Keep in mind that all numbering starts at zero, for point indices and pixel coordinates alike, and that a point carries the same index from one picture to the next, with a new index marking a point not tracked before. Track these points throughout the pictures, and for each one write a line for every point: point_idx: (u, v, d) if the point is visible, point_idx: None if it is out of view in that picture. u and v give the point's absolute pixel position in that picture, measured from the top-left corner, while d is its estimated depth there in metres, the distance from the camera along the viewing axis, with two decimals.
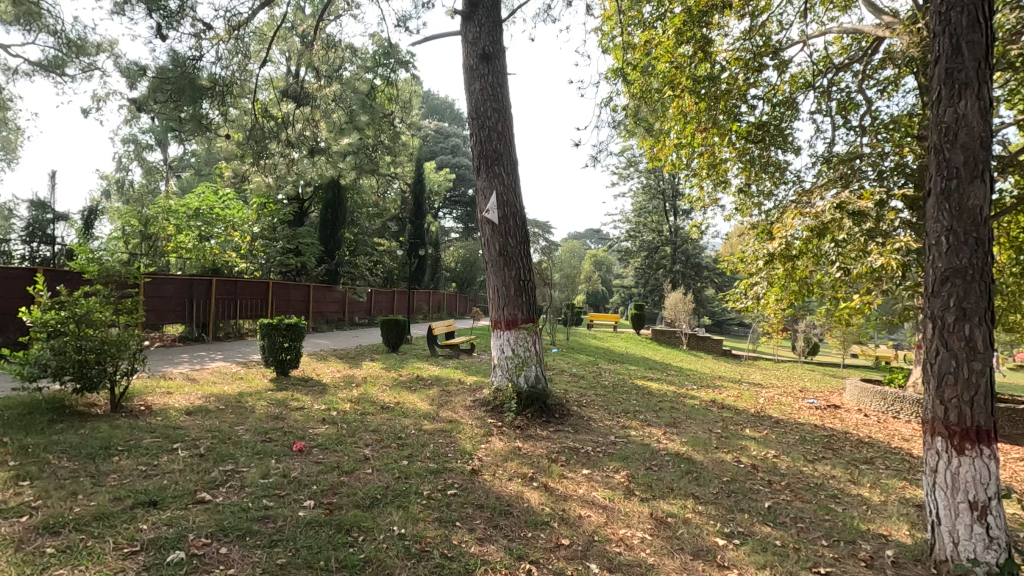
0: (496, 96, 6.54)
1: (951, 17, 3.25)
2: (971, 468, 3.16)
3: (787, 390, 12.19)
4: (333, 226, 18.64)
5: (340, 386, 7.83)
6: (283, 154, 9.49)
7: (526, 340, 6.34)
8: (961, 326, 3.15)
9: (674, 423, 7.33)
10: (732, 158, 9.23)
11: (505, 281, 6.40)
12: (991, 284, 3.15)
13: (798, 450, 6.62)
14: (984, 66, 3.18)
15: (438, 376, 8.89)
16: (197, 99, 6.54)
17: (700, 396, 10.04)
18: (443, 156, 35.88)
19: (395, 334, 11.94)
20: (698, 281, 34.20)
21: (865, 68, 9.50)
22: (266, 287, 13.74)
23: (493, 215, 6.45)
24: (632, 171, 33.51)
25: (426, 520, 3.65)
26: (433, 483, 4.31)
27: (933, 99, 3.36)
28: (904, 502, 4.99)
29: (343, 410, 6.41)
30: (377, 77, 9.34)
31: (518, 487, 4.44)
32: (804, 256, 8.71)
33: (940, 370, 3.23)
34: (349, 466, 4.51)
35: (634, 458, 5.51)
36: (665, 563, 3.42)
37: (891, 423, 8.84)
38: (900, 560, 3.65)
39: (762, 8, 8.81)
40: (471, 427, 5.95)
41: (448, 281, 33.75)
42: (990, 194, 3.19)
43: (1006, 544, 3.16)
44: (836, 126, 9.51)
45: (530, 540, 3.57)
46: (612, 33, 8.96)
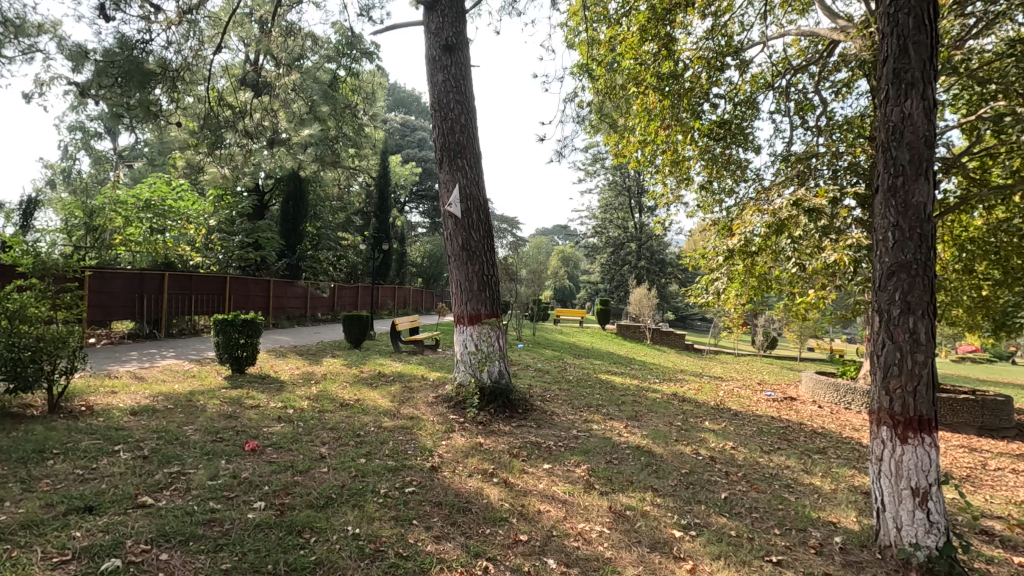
0: (459, 88, 6.42)
1: (898, 18, 3.31)
2: (913, 456, 3.25)
3: (746, 383, 12.53)
4: (294, 220, 18.14)
5: (299, 383, 7.61)
6: (240, 143, 9.21)
7: (489, 335, 6.24)
8: (905, 319, 3.24)
9: (636, 416, 7.40)
10: (695, 156, 9.39)
11: (467, 276, 6.29)
12: (934, 279, 3.24)
13: (755, 441, 6.77)
14: (930, 66, 3.26)
15: (401, 373, 8.76)
16: (146, 85, 6.16)
17: (663, 389, 10.22)
18: (410, 149, 35.43)
19: (358, 330, 11.69)
20: (662, 277, 34.72)
21: (822, 70, 9.77)
22: (222, 281, 13.26)
23: (455, 209, 6.34)
24: (598, 168, 33.84)
25: (382, 519, 3.55)
26: (390, 481, 4.20)
27: (881, 99, 3.43)
28: (853, 490, 5.15)
29: (300, 408, 6.21)
30: (340, 67, 9.01)
31: (477, 483, 4.37)
32: (763, 252, 9.01)
33: (886, 361, 3.31)
34: (304, 465, 4.35)
35: (596, 452, 5.52)
36: (622, 556, 3.41)
37: (843, 414, 9.15)
38: (847, 546, 3.75)
39: (725, 8, 8.96)
40: (433, 423, 5.85)
41: (414, 276, 33.38)
42: (934, 192, 3.27)
43: (946, 529, 3.28)
44: (794, 126, 9.79)
45: (488, 536, 3.51)
46: (578, 28, 8.92)
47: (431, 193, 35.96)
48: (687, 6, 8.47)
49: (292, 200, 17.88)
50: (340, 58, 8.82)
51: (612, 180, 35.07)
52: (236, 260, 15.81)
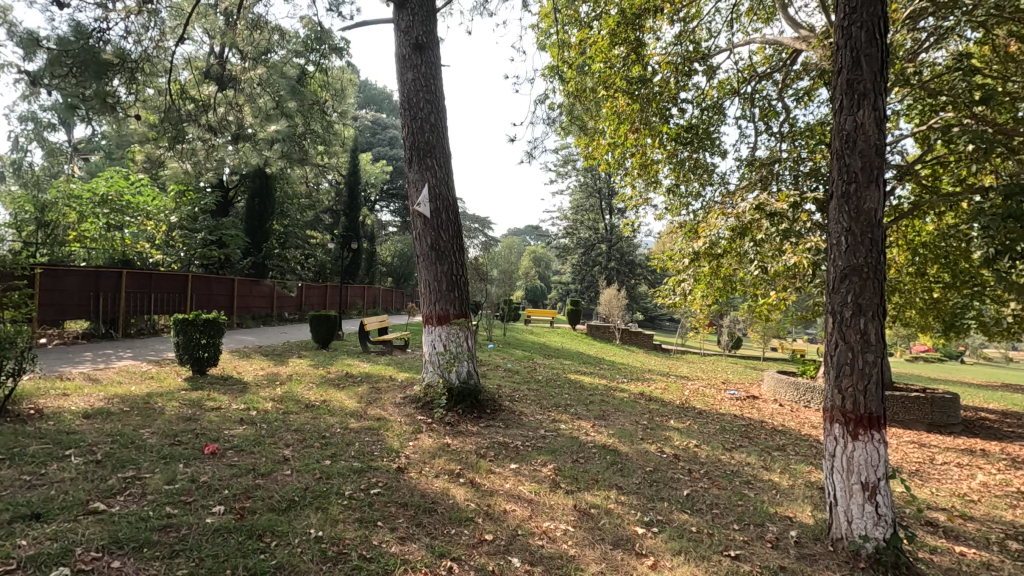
0: (429, 87, 6.39)
1: (851, 31, 3.46)
2: (863, 452, 3.39)
3: (710, 382, 12.86)
4: (260, 217, 17.68)
5: (262, 384, 7.45)
6: (203, 138, 8.92)
7: (457, 336, 6.22)
8: (857, 320, 3.38)
9: (603, 416, 7.48)
10: (663, 159, 9.60)
11: (436, 276, 6.27)
12: (884, 282, 3.39)
13: (717, 439, 6.95)
14: (881, 78, 3.41)
15: (369, 373, 8.65)
16: (104, 75, 5.93)
17: (630, 388, 10.39)
18: (381, 147, 35.05)
19: (325, 330, 11.48)
20: (632, 278, 35.27)
21: (785, 78, 10.09)
22: (184, 280, 12.89)
23: (424, 209, 6.31)
24: (570, 168, 34.17)
25: (346, 521, 3.52)
26: (355, 483, 4.16)
27: (835, 108, 3.56)
28: (809, 485, 5.34)
29: (263, 409, 6.08)
30: (308, 62, 8.85)
31: (444, 484, 4.36)
32: (728, 254, 9.33)
33: (839, 361, 3.44)
34: (266, 468, 4.27)
35: (563, 451, 5.57)
36: (585, 554, 3.46)
37: (802, 412, 9.47)
38: (801, 540, 3.89)
39: (693, 15, 9.18)
40: (400, 424, 5.81)
41: (383, 276, 33.02)
42: (884, 199, 3.42)
43: (893, 521, 3.43)
44: (758, 132, 10.12)
45: (453, 537, 3.52)
46: (549, 30, 8.96)
47: (402, 191, 35.59)
48: (657, 12, 8.62)
49: (258, 197, 17.45)
50: (309, 53, 8.65)
51: (583, 181, 35.43)
52: (198, 258, 15.37)
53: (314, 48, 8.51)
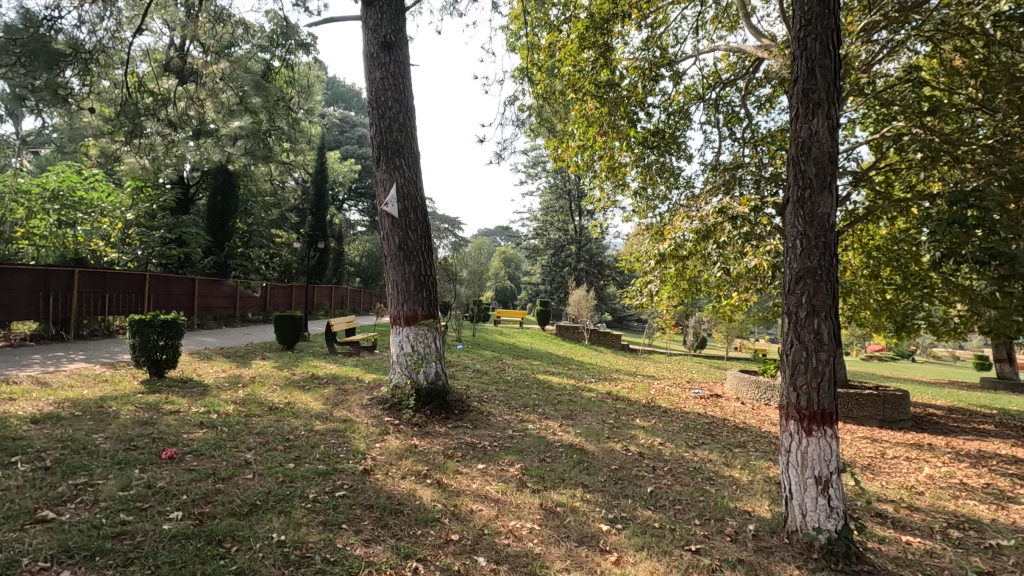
0: (398, 87, 6.35)
1: (807, 43, 3.60)
2: (817, 447, 3.53)
3: (675, 381, 13.14)
4: (222, 214, 17.10)
5: (224, 387, 7.27)
6: (162, 133, 8.63)
7: (426, 337, 6.19)
8: (811, 320, 3.52)
9: (571, 415, 7.57)
10: (631, 162, 9.77)
11: (404, 276, 6.23)
12: (836, 284, 3.54)
13: (681, 437, 7.12)
14: (834, 88, 3.56)
15: (335, 375, 8.53)
16: (54, 66, 5.66)
17: (597, 388, 10.52)
18: (350, 146, 34.61)
19: (290, 331, 11.25)
20: (600, 280, 35.71)
21: (748, 85, 10.40)
22: (142, 279, 12.45)
23: (392, 209, 6.27)
24: (540, 170, 34.44)
25: (309, 525, 3.48)
26: (320, 486, 4.11)
27: (792, 116, 3.71)
28: (767, 480, 5.52)
29: (225, 413, 5.92)
30: (274, 57, 8.66)
31: (410, 485, 4.35)
32: (693, 256, 9.57)
33: (794, 360, 3.58)
34: (227, 472, 4.18)
35: (530, 450, 5.62)
36: (550, 551, 3.51)
37: (762, 410, 9.76)
38: (759, 533, 4.03)
39: (661, 21, 9.39)
40: (366, 426, 5.76)
41: (351, 276, 32.55)
42: (837, 204, 3.58)
43: (844, 513, 3.58)
44: (722, 137, 10.41)
45: (419, 538, 3.51)
46: (519, 32, 9.00)
47: (371, 191, 35.16)
48: (625, 17, 8.77)
49: (220, 194, 16.93)
50: (274, 48, 8.47)
51: (553, 183, 35.74)
52: (157, 257, 14.88)
53: (279, 43, 8.33)
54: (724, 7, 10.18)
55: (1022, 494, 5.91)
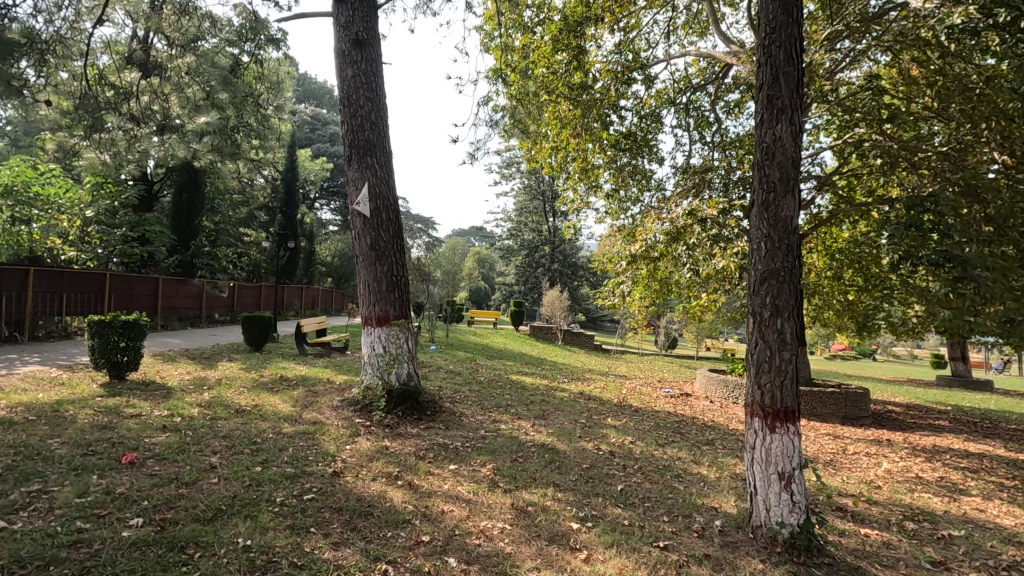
0: (369, 85, 6.29)
1: (772, 50, 3.70)
2: (780, 443, 3.63)
3: (647, 380, 13.33)
4: (189, 214, 16.66)
5: (189, 390, 7.07)
6: (124, 128, 8.36)
7: (398, 337, 6.15)
8: (775, 320, 3.62)
9: (543, 415, 7.61)
10: (604, 165, 9.87)
11: (375, 277, 6.17)
12: (798, 285, 3.65)
13: (652, 435, 7.22)
14: (797, 95, 3.67)
15: (305, 376, 8.39)
16: (7, 56, 5.43)
17: (570, 388, 10.59)
18: (322, 144, 34.09)
19: (259, 332, 11.00)
20: (574, 280, 35.98)
21: (717, 90, 10.62)
22: (102, 278, 12.05)
23: (364, 208, 6.20)
24: (515, 171, 34.55)
25: (276, 529, 3.42)
26: (288, 489, 4.04)
27: (757, 121, 3.81)
28: (734, 477, 5.65)
29: (189, 416, 5.77)
30: (243, 52, 8.40)
31: (381, 487, 4.32)
32: (664, 258, 9.73)
33: (759, 359, 3.68)
34: (190, 477, 4.07)
35: (502, 451, 5.63)
36: (521, 551, 3.53)
37: (730, 408, 9.98)
38: (725, 528, 4.12)
39: (633, 26, 9.52)
40: (337, 428, 5.68)
41: (323, 276, 32.04)
42: (799, 208, 3.69)
43: (806, 507, 3.68)
44: (692, 141, 10.61)
45: (389, 540, 3.49)
46: (493, 33, 8.98)
47: (343, 190, 34.67)
48: (597, 20, 8.86)
49: (186, 191, 16.44)
50: (243, 43, 8.23)
51: (527, 184, 35.88)
52: (118, 256, 14.40)
53: (248, 38, 8.12)
54: (695, 13, 10.38)
55: (973, 486, 6.19)
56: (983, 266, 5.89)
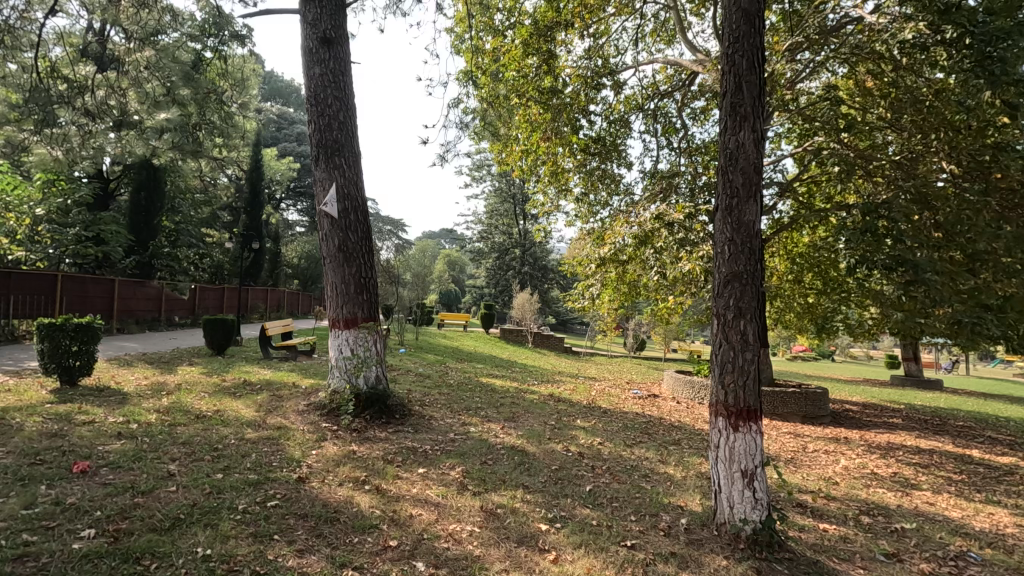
0: (337, 84, 6.20)
1: (735, 59, 3.80)
2: (743, 442, 3.72)
3: (616, 382, 13.46)
4: (147, 212, 15.90)
5: (146, 395, 6.81)
6: (78, 123, 8.04)
7: (366, 340, 6.06)
8: (738, 322, 3.71)
9: (513, 418, 7.61)
10: (573, 168, 9.96)
11: (343, 278, 6.07)
12: (760, 288, 3.75)
13: (620, 436, 7.30)
14: (759, 103, 3.78)
15: (269, 381, 8.18)
16: None
17: (539, 390, 10.61)
18: (288, 143, 33.43)
19: (221, 335, 10.68)
20: (544, 283, 36.17)
21: (684, 97, 10.85)
22: (52, 279, 11.57)
23: (331, 209, 6.10)
24: (485, 173, 34.62)
25: (238, 537, 3.33)
26: (251, 496, 3.93)
27: (721, 127, 3.90)
28: (699, 476, 5.76)
29: (146, 422, 5.56)
30: (206, 48, 8.14)
31: (348, 492, 4.24)
32: (632, 261, 9.87)
33: (723, 359, 3.76)
34: (147, 485, 3.92)
35: (472, 453, 5.60)
36: (490, 553, 3.52)
37: (697, 408, 10.18)
38: (690, 526, 4.20)
39: (602, 32, 9.65)
40: (302, 433, 5.56)
41: (288, 278, 31.33)
42: (761, 212, 3.80)
43: (768, 504, 3.78)
44: (660, 146, 10.82)
45: (355, 546, 3.43)
46: (464, 35, 8.96)
47: (310, 190, 34.05)
48: (567, 26, 8.96)
49: (144, 189, 15.68)
50: (205, 38, 7.96)
51: (498, 186, 35.95)
52: (71, 255, 13.80)
53: (212, 33, 7.84)
54: (663, 21, 10.60)
55: (924, 481, 6.47)
56: (933, 270, 6.17)
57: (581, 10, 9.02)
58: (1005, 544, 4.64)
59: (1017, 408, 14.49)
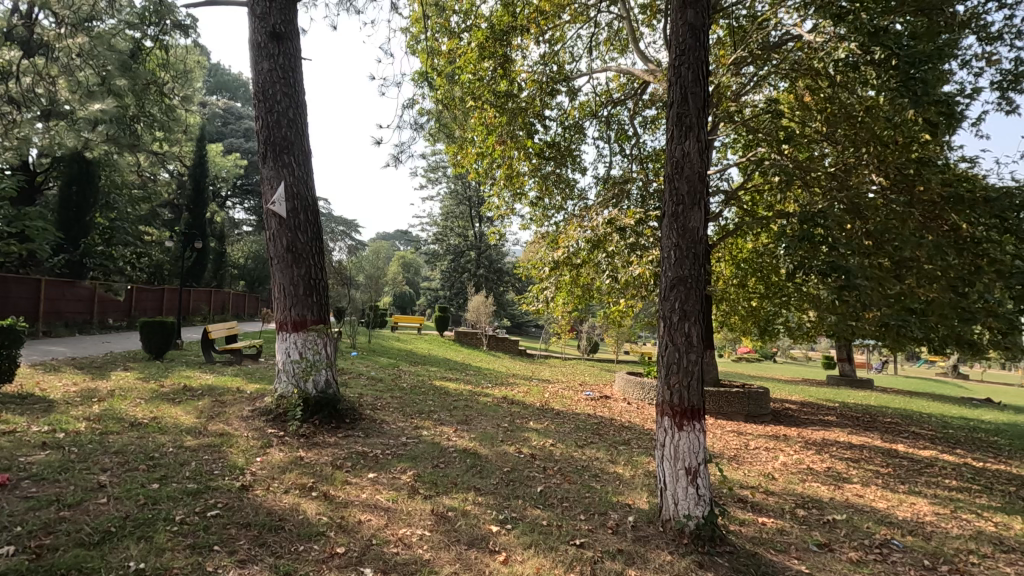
0: (287, 80, 6.05)
1: (681, 71, 3.94)
2: (687, 440, 3.85)
3: (569, 384, 13.64)
4: (79, 208, 14.73)
5: (74, 402, 6.41)
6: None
7: (316, 342, 5.91)
8: (683, 325, 3.85)
9: (466, 421, 7.60)
10: (529, 173, 10.04)
11: (291, 280, 5.91)
12: (704, 292, 3.91)
13: (571, 437, 7.42)
14: (703, 114, 3.95)
15: (211, 386, 7.86)
16: None
17: (493, 393, 10.62)
18: (236, 139, 32.29)
19: (159, 339, 10.16)
20: (499, 286, 36.24)
21: (636, 105, 11.15)
22: None
23: (280, 208, 5.93)
24: (441, 175, 34.45)
25: (175, 549, 3.19)
26: (189, 506, 3.77)
27: (668, 137, 4.05)
28: (647, 474, 5.93)
29: (75, 431, 5.24)
30: (145, 37, 7.74)
31: (294, 499, 4.14)
32: (586, 265, 10.06)
33: (669, 361, 3.88)
34: (74, 497, 3.70)
35: (423, 457, 5.56)
36: (440, 556, 3.51)
37: (646, 409, 10.46)
38: (637, 524, 4.31)
39: (558, 39, 9.81)
40: (246, 439, 5.37)
41: (234, 279, 30.13)
42: (705, 219, 3.96)
43: (710, 499, 3.92)
44: (613, 153, 11.09)
45: (301, 553, 3.36)
46: (419, 35, 8.90)
47: (258, 188, 32.94)
48: (523, 31, 9.01)
49: (75, 183, 14.57)
50: (145, 26, 7.57)
51: (453, 189, 35.83)
52: None
53: (152, 21, 7.45)
54: (616, 31, 10.87)
55: (854, 474, 6.88)
56: (862, 276, 6.56)
57: (537, 15, 9.07)
58: (924, 531, 5.00)
59: (938, 405, 15.55)
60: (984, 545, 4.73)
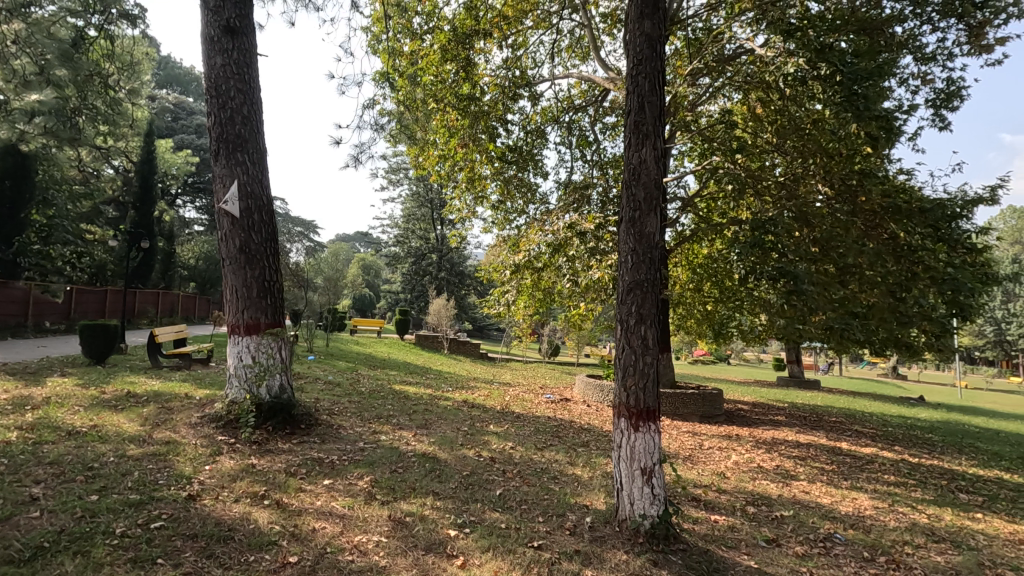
0: (242, 76, 5.87)
1: (638, 80, 4.04)
2: (642, 440, 3.92)
3: (529, 387, 13.71)
4: (13, 203, 13.82)
5: (5, 411, 6.02)
6: None
7: (270, 346, 5.75)
8: (639, 327, 3.93)
9: (425, 425, 7.52)
10: (491, 176, 10.08)
11: (244, 282, 5.73)
12: (660, 296, 4.01)
13: (531, 440, 7.46)
14: (659, 123, 4.06)
15: (157, 391, 7.53)
16: None
17: (453, 397, 10.57)
18: (187, 135, 31.10)
19: (101, 343, 9.64)
20: (460, 289, 36.08)
21: (597, 111, 11.34)
22: None
23: (232, 208, 5.75)
24: (401, 176, 34.08)
25: (114, 564, 3.04)
26: (130, 518, 3.60)
27: (625, 144, 4.13)
28: (604, 475, 6.02)
29: (5, 441, 4.92)
30: (89, 25, 7.33)
31: (244, 508, 4.00)
32: (547, 268, 10.15)
33: (625, 363, 3.96)
34: (2, 512, 3.47)
35: (381, 462, 5.47)
36: (397, 563, 3.46)
37: (605, 410, 10.64)
38: (594, 524, 4.38)
39: (520, 44, 9.89)
40: (195, 447, 5.18)
41: (184, 280, 28.96)
42: (660, 225, 4.06)
43: (664, 498, 4.01)
44: (573, 159, 11.24)
45: (251, 564, 3.25)
46: (380, 35, 8.78)
47: (211, 187, 31.81)
48: (486, 35, 9.03)
49: (9, 178, 13.64)
50: (89, 14, 7.18)
51: (414, 190, 35.50)
52: None
53: (98, 10, 7.09)
54: (577, 38, 11.04)
55: (800, 472, 7.17)
56: (809, 281, 6.87)
57: (500, 20, 9.15)
58: (864, 524, 5.25)
59: (879, 404, 16.36)
60: (918, 535, 5.01)
